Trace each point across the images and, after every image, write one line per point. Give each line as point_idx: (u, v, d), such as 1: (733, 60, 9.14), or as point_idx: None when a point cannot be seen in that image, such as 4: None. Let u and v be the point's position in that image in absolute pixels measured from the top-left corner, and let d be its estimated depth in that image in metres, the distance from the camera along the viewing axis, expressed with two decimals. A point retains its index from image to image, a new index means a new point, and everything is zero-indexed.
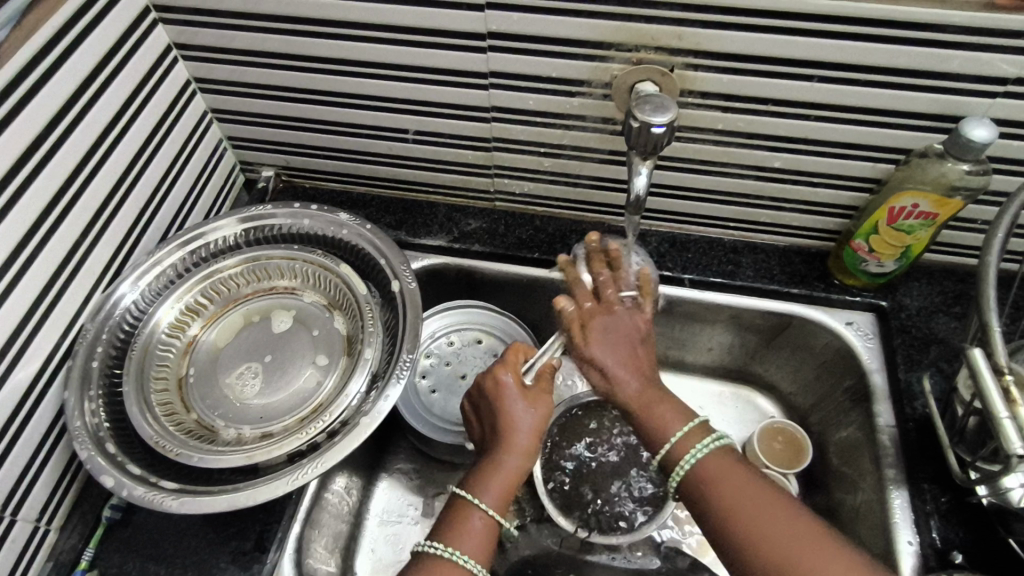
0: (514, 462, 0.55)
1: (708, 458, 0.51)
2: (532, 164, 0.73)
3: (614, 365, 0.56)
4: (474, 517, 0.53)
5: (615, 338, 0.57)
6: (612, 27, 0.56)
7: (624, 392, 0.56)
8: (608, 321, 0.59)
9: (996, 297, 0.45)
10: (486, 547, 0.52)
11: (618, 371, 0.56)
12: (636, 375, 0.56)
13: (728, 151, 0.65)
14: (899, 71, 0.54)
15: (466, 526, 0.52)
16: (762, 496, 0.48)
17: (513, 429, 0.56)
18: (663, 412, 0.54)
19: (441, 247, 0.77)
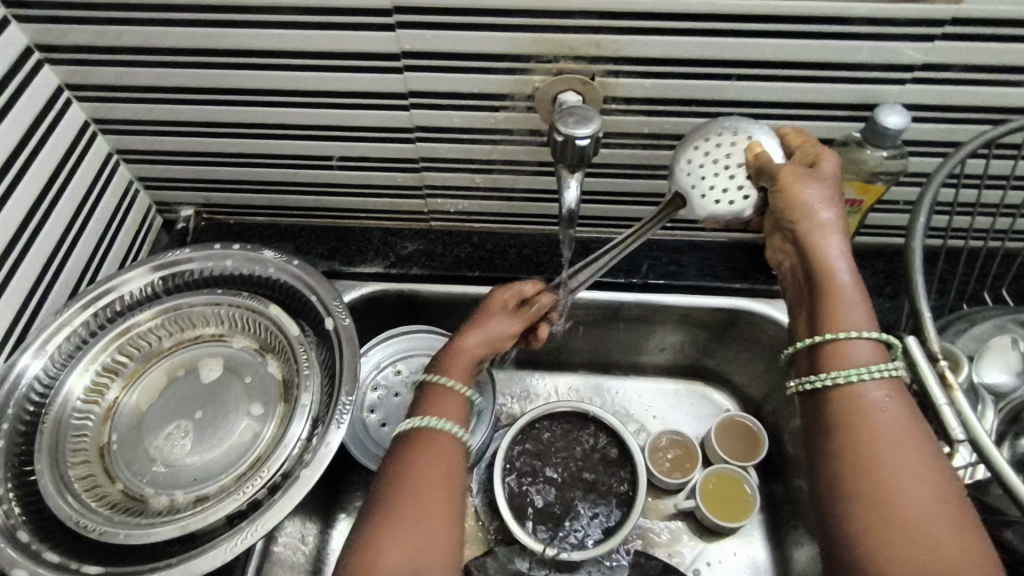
0: (468, 345, 0.59)
1: (867, 389, 0.45)
2: (464, 182, 0.71)
3: (828, 217, 0.50)
4: (441, 392, 0.55)
5: (830, 192, 0.51)
6: (529, 39, 0.55)
7: (830, 257, 0.49)
8: (823, 175, 0.51)
9: (924, 285, 0.45)
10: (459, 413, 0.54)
11: (828, 230, 0.50)
12: (839, 245, 0.50)
13: (658, 155, 0.65)
14: (813, 64, 0.55)
15: (436, 398, 0.55)
16: (915, 441, 0.44)
17: (484, 321, 0.60)
18: (857, 298, 0.48)
19: (378, 275, 0.75)
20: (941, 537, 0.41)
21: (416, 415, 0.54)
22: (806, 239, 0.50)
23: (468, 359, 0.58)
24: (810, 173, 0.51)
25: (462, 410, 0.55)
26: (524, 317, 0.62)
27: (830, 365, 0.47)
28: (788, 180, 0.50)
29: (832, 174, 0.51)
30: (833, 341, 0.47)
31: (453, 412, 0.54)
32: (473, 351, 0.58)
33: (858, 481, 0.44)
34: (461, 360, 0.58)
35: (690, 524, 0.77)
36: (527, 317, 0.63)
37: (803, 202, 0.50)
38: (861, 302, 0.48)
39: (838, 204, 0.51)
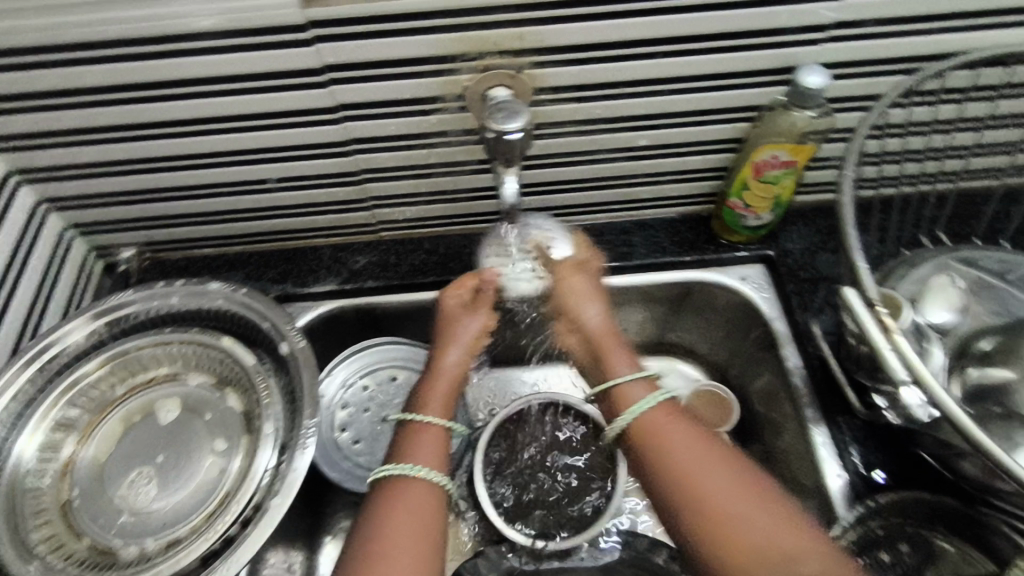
0: (443, 366, 0.62)
1: (653, 416, 0.53)
2: (408, 189, 0.70)
3: (594, 305, 0.63)
4: (419, 428, 0.57)
5: (593, 282, 0.65)
6: (450, 39, 0.54)
7: (595, 331, 0.62)
8: (584, 268, 0.66)
9: (856, 237, 0.47)
10: (440, 456, 0.55)
11: (592, 310, 0.63)
12: (601, 323, 0.63)
13: (596, 139, 0.65)
14: (731, 34, 0.56)
15: (416, 438, 0.56)
16: (710, 449, 0.50)
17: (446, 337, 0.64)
18: (622, 356, 0.60)
19: (333, 292, 0.74)
20: (758, 523, 0.46)
21: (397, 461, 0.54)
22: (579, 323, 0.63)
23: (445, 379, 0.61)
24: (579, 267, 0.65)
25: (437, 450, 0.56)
26: (477, 307, 0.65)
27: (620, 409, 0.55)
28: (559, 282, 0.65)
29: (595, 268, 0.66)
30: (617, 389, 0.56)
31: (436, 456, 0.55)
32: (451, 368, 0.62)
33: (684, 497, 0.48)
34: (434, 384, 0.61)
35: None
36: (483, 304, 0.64)
37: (578, 292, 0.64)
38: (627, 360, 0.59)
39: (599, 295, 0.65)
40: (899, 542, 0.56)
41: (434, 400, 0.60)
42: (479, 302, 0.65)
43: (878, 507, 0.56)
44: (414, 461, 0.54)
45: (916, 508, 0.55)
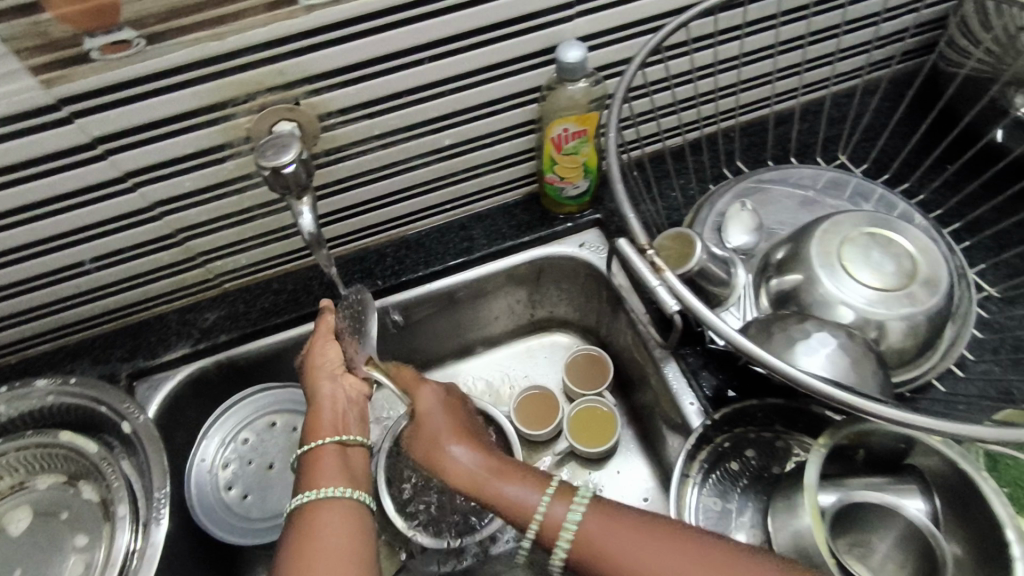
0: (320, 391, 0.60)
1: (590, 527, 0.49)
2: (233, 238, 0.70)
3: (456, 446, 0.58)
4: (320, 452, 0.56)
5: (444, 416, 0.60)
6: (214, 87, 0.55)
7: (471, 470, 0.56)
8: (427, 409, 0.61)
9: (622, 192, 0.51)
10: (349, 474, 0.55)
11: (457, 454, 0.57)
12: (473, 459, 0.57)
13: (400, 150, 0.67)
14: (487, 27, 0.59)
15: (320, 462, 0.55)
16: (645, 537, 0.48)
17: (311, 372, 0.62)
18: (509, 487, 0.53)
19: (187, 356, 0.73)
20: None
21: (305, 489, 0.53)
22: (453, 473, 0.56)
23: (323, 404, 0.59)
24: (424, 411, 0.61)
25: (342, 469, 0.55)
26: (319, 338, 0.64)
27: (553, 539, 0.50)
28: (416, 439, 0.60)
29: (438, 400, 0.62)
30: (537, 533, 0.51)
31: (348, 475, 0.55)
32: (326, 399, 0.60)
33: None
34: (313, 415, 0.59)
35: (577, 460, 0.81)
36: (330, 330, 0.65)
37: (434, 443, 0.58)
38: (516, 483, 0.54)
39: (456, 427, 0.60)
40: (744, 449, 0.59)
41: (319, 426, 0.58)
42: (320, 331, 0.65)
43: (724, 420, 0.59)
44: (325, 485, 0.53)
45: (754, 412, 0.59)
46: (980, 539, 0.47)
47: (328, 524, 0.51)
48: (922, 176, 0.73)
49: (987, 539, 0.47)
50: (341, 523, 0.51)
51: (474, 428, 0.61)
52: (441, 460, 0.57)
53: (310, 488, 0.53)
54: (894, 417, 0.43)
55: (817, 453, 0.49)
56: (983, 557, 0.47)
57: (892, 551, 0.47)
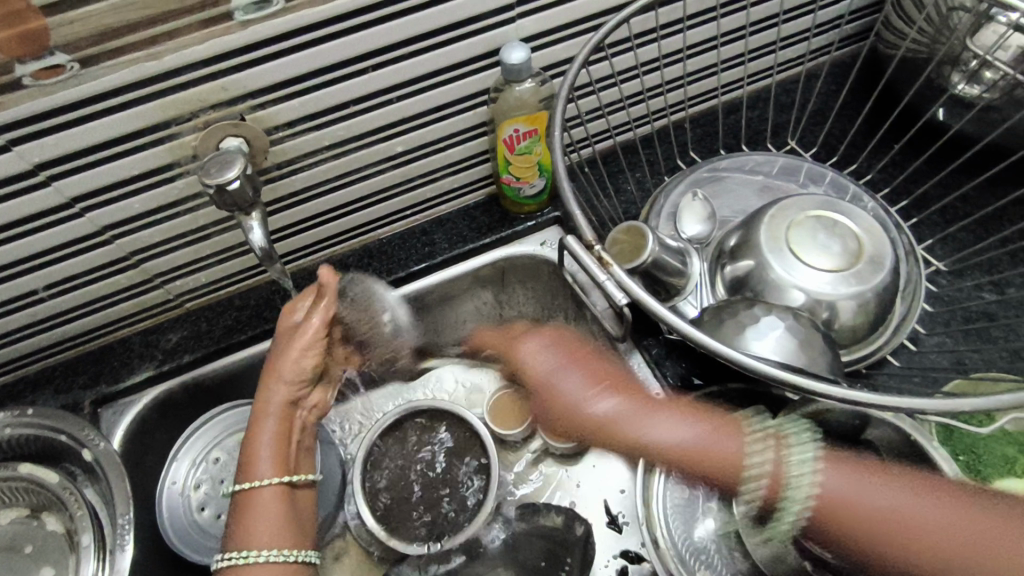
0: (267, 408, 0.57)
1: (832, 484, 0.44)
2: (190, 257, 0.69)
3: (614, 411, 0.54)
4: (257, 496, 0.53)
5: (580, 377, 0.58)
6: (155, 107, 0.54)
7: (634, 437, 0.52)
8: (545, 370, 0.61)
9: (567, 189, 0.52)
10: (286, 528, 0.53)
11: (618, 420, 0.53)
12: (656, 406, 0.53)
13: (353, 158, 0.67)
14: (429, 33, 0.59)
15: (255, 511, 0.53)
16: (880, 510, 0.43)
17: (266, 377, 0.59)
18: (708, 434, 0.49)
19: (151, 379, 0.72)
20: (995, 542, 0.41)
21: (236, 547, 0.52)
22: (620, 432, 0.53)
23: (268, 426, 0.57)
24: (536, 371, 0.61)
25: (276, 523, 0.53)
26: (304, 339, 0.60)
27: (778, 496, 0.46)
28: (562, 411, 0.58)
29: (551, 348, 0.62)
30: (759, 491, 0.46)
31: (283, 529, 0.53)
32: (272, 419, 0.57)
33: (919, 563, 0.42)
34: (255, 441, 0.56)
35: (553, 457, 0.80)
36: (315, 334, 0.61)
37: (580, 410, 0.55)
38: (676, 430, 0.50)
39: (603, 384, 0.57)
40: None
41: (259, 454, 0.55)
42: (312, 328, 0.60)
43: (687, 409, 0.59)
44: (258, 546, 0.51)
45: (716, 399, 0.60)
46: None
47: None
48: (870, 157, 0.75)
49: None
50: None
51: (620, 377, 0.57)
52: (603, 429, 0.54)
53: (240, 548, 0.51)
54: (840, 395, 0.43)
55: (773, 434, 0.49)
56: None
57: None
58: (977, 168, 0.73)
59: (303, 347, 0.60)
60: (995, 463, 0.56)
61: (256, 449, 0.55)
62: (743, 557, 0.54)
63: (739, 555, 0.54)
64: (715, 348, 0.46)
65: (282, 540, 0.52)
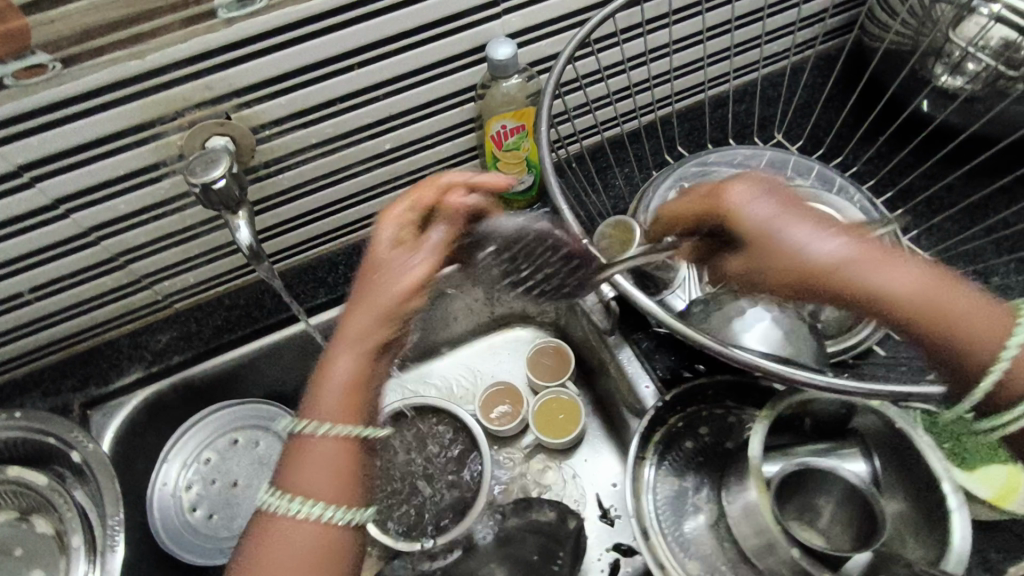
0: (347, 337, 0.50)
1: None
2: (179, 257, 0.69)
3: (851, 255, 0.47)
4: (309, 448, 0.49)
5: (806, 215, 0.48)
6: (140, 106, 0.54)
7: (904, 278, 0.48)
8: (761, 222, 0.47)
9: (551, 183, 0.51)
10: (335, 482, 0.49)
11: (892, 261, 0.48)
12: (907, 266, 0.49)
13: (341, 156, 0.67)
14: (416, 29, 0.59)
15: (306, 460, 0.48)
16: None
17: (351, 310, 0.51)
18: (961, 301, 0.49)
19: (141, 380, 0.72)
20: None
21: (282, 491, 0.48)
22: (884, 294, 0.48)
23: (333, 375, 0.50)
24: (747, 217, 0.47)
25: (326, 475, 0.48)
26: (403, 252, 0.52)
27: (1000, 340, 0.48)
28: (763, 261, 0.47)
29: (760, 201, 0.48)
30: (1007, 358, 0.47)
31: (331, 486, 0.48)
32: (349, 353, 0.50)
33: None
34: (329, 368, 0.51)
35: (546, 452, 0.81)
36: (414, 244, 0.53)
37: (838, 236, 0.48)
38: (944, 290, 0.49)
39: (834, 229, 0.48)
40: (699, 426, 0.60)
41: (331, 389, 0.50)
42: (403, 243, 0.53)
43: (676, 401, 0.60)
44: (303, 495, 0.48)
45: (705, 390, 0.61)
46: (921, 490, 0.49)
47: (284, 541, 0.47)
48: (856, 150, 0.75)
49: (927, 487, 0.49)
50: (298, 547, 0.47)
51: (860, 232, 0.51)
52: (827, 279, 0.47)
53: (287, 492, 0.48)
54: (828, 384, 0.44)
55: (759, 427, 0.50)
56: (925, 507, 0.49)
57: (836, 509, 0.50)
58: (960, 159, 0.73)
59: (417, 263, 0.52)
60: (981, 449, 0.56)
61: (329, 382, 0.50)
62: (731, 547, 0.54)
63: (729, 545, 0.54)
64: (699, 339, 0.46)
65: (326, 499, 0.48)
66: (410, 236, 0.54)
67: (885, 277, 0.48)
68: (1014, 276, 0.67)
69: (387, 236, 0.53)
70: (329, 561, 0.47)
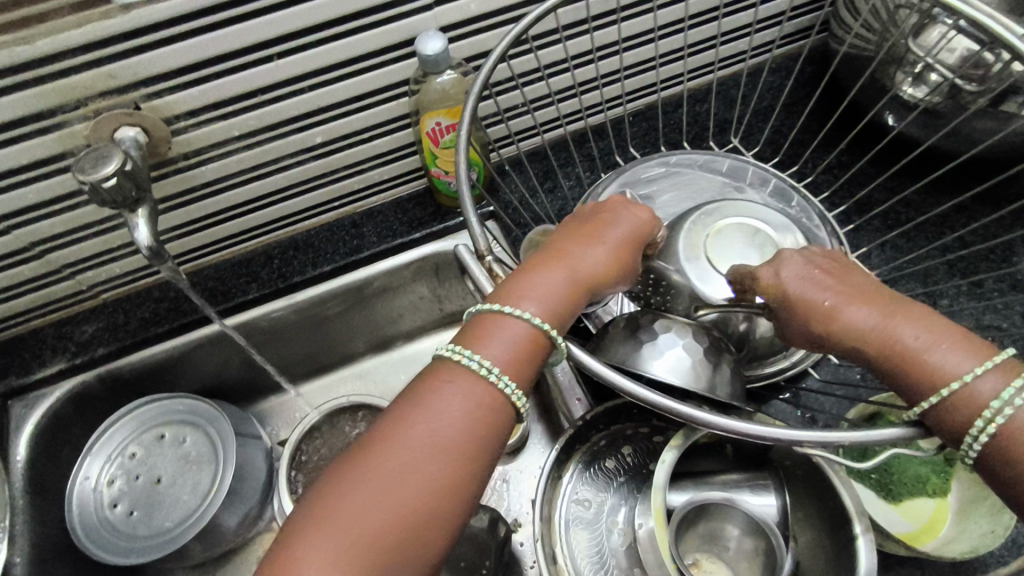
0: (545, 273, 0.48)
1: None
2: (99, 246, 0.67)
3: (847, 307, 0.46)
4: (505, 320, 0.46)
5: (818, 281, 0.48)
6: (37, 94, 0.52)
7: (890, 338, 0.44)
8: (773, 279, 0.49)
9: (466, 196, 0.48)
10: (518, 361, 0.45)
11: (882, 321, 0.45)
12: (905, 324, 0.44)
13: (267, 149, 0.64)
14: (338, 21, 0.56)
15: (498, 329, 0.45)
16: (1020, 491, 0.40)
17: (575, 253, 0.49)
18: (951, 360, 0.42)
19: (63, 372, 0.69)
20: None
21: (471, 345, 0.45)
22: (886, 350, 0.44)
23: (523, 292, 0.47)
24: (772, 283, 0.49)
25: (514, 353, 0.45)
26: (620, 235, 0.51)
27: (972, 362, 0.42)
28: (792, 324, 0.48)
29: (780, 264, 0.49)
30: (948, 398, 0.41)
31: (520, 365, 0.45)
32: (548, 283, 0.47)
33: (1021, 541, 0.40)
34: (538, 270, 0.48)
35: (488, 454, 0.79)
36: (631, 236, 0.51)
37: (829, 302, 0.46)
38: (951, 348, 0.43)
39: (849, 286, 0.47)
40: (622, 446, 0.58)
41: (538, 293, 0.47)
42: (625, 232, 0.51)
43: (602, 418, 0.58)
44: (486, 356, 0.45)
45: (629, 409, 0.58)
46: (832, 529, 0.47)
47: (455, 398, 0.44)
48: (813, 157, 0.72)
49: (839, 527, 0.46)
50: (465, 408, 0.44)
51: (876, 287, 0.47)
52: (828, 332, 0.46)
53: (469, 348, 0.45)
54: (714, 423, 0.41)
55: (669, 453, 0.47)
56: (831, 548, 0.47)
57: (741, 543, 0.48)
58: (918, 172, 0.71)
59: (633, 261, 0.51)
60: (910, 484, 0.55)
61: (541, 285, 0.47)
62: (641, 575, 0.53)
63: (638, 572, 0.53)
64: (586, 365, 0.44)
65: (515, 372, 0.45)
66: (637, 235, 0.52)
67: (888, 329, 0.44)
68: (962, 299, 0.64)
69: (642, 216, 0.53)
70: (489, 441, 0.44)
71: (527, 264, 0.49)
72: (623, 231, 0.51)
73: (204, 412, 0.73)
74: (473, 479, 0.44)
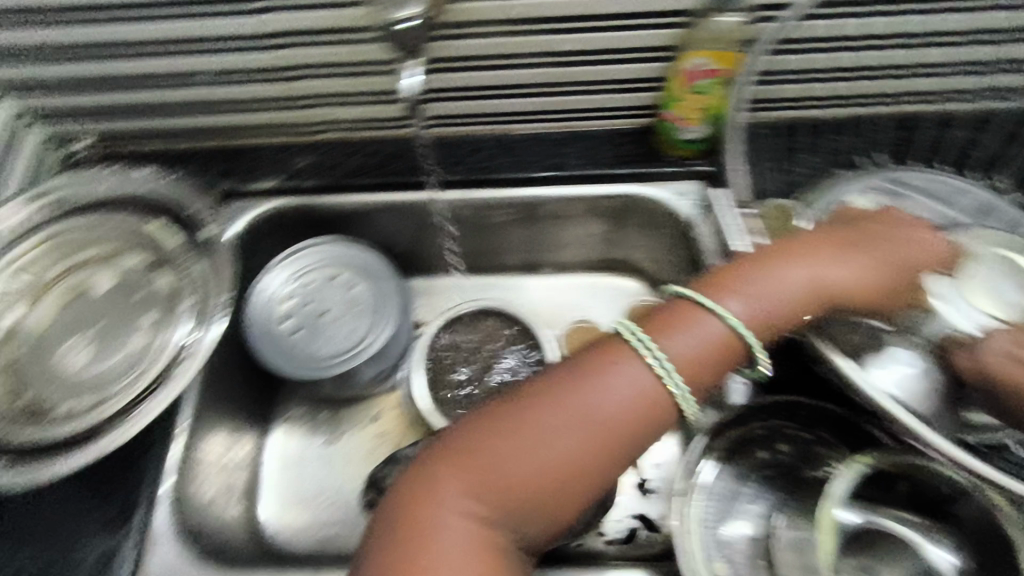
0: (780, 273, 0.48)
1: None
2: (344, 88, 0.71)
3: None
4: (704, 318, 0.46)
5: None
6: None
7: None
8: (978, 362, 0.46)
9: None
10: (702, 363, 0.45)
11: None
12: None
13: (526, 41, 0.65)
14: None
15: (690, 327, 0.46)
16: None
17: (819, 263, 0.49)
18: None
19: (274, 189, 0.76)
20: None
21: (659, 333, 0.46)
22: None
23: (752, 286, 0.48)
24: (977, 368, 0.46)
25: (703, 354, 0.45)
26: (876, 258, 0.49)
27: None
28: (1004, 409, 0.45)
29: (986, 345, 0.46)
30: None
31: (700, 366, 0.45)
32: (780, 285, 0.48)
33: None
34: (776, 266, 0.49)
35: None
36: (891, 263, 0.49)
37: None
38: None
39: None
40: (778, 441, 0.56)
41: (761, 295, 0.48)
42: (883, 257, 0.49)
43: (766, 409, 0.55)
44: (674, 348, 0.45)
45: (796, 409, 0.55)
46: None
47: (628, 381, 0.45)
48: None
49: None
50: (634, 391, 0.45)
51: None
52: None
53: (656, 336, 0.46)
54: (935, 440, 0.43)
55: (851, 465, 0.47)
56: None
57: None
58: None
59: (886, 288, 0.49)
60: None
61: (777, 280, 0.48)
62: (763, 567, 0.51)
63: (760, 564, 0.51)
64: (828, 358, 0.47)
65: (695, 371, 0.45)
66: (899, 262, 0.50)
67: None
68: None
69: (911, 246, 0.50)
70: (648, 428, 0.45)
71: (762, 260, 0.49)
72: (882, 255, 0.50)
73: (376, 269, 0.78)
74: (617, 461, 0.45)
